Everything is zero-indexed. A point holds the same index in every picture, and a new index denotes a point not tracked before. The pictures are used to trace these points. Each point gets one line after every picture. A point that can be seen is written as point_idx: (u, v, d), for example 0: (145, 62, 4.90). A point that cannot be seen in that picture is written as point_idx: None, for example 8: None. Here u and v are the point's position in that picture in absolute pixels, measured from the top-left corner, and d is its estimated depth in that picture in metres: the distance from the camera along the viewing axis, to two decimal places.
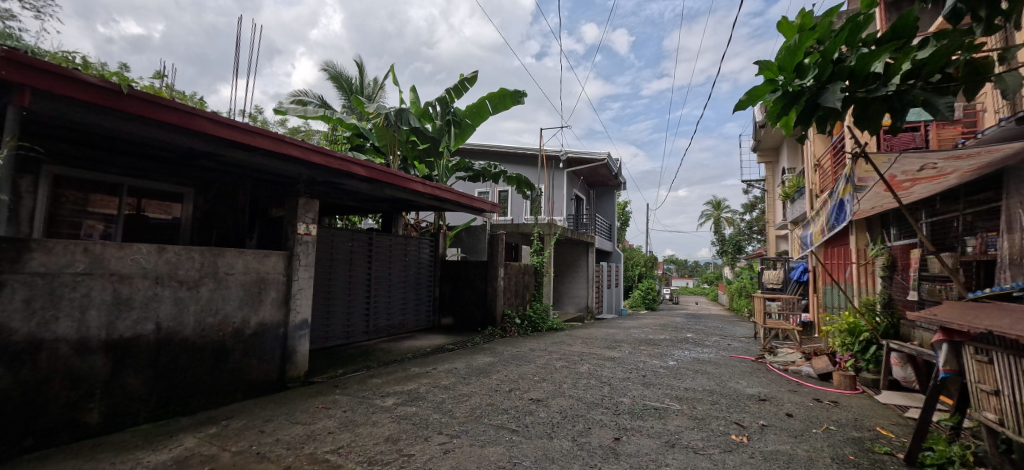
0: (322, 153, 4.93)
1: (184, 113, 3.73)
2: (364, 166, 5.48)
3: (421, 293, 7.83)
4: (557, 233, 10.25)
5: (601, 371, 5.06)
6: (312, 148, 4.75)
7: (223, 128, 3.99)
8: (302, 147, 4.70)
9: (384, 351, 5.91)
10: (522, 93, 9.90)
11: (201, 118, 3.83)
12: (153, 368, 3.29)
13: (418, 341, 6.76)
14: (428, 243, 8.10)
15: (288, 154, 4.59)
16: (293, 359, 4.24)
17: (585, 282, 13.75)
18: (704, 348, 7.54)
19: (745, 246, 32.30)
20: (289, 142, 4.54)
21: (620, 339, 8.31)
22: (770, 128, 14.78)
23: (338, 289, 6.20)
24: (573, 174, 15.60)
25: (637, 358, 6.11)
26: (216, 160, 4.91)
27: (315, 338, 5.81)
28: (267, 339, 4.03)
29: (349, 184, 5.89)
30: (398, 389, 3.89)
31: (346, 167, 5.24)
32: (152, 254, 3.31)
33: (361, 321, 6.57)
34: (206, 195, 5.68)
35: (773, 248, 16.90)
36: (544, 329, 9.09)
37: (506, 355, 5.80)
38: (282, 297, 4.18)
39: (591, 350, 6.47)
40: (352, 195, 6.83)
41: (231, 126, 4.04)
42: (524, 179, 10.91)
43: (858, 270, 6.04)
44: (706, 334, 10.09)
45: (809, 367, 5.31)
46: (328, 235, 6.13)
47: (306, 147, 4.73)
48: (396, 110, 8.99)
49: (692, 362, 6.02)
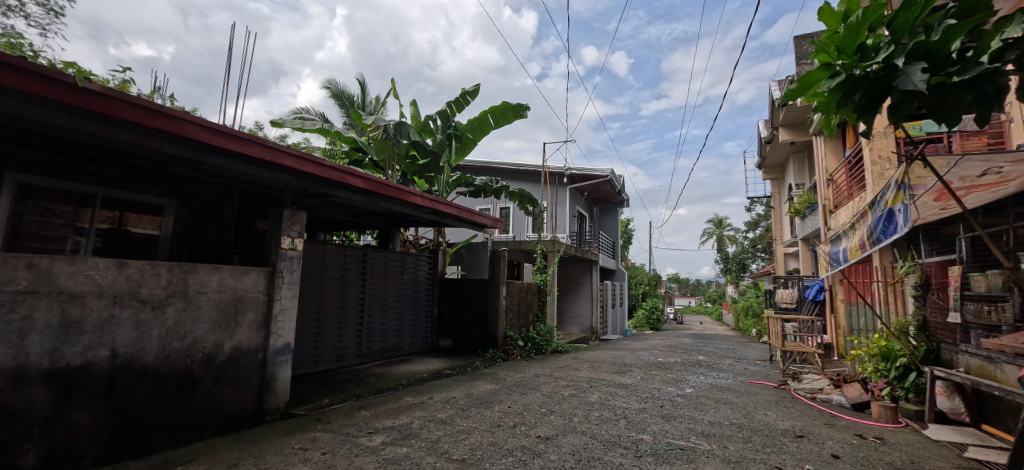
0: (311, 162, 4.56)
1: (154, 113, 3.35)
2: (357, 177, 5.12)
3: (418, 314, 7.41)
4: (561, 250, 9.87)
5: (614, 400, 4.63)
6: (300, 156, 4.39)
7: (198, 130, 3.60)
8: (287, 154, 4.32)
9: (377, 377, 5.47)
10: (524, 106, 9.65)
11: (173, 119, 3.45)
12: (106, 401, 2.90)
13: (414, 366, 6.30)
14: (426, 260, 7.70)
15: (272, 161, 4.21)
16: (273, 388, 3.81)
17: (590, 302, 13.31)
18: (720, 373, 7.08)
19: (749, 265, 31.84)
20: (272, 148, 4.16)
21: (629, 362, 7.85)
22: (776, 144, 14.56)
23: (327, 309, 5.79)
24: (577, 191, 15.31)
25: (650, 384, 5.67)
26: (199, 169, 4.58)
27: (302, 362, 5.38)
28: (242, 366, 3.62)
29: (343, 197, 5.53)
30: (388, 425, 3.46)
31: (338, 178, 4.88)
32: (110, 269, 2.94)
33: (353, 344, 6.13)
34: (189, 207, 5.34)
35: (782, 266, 16.47)
36: (548, 351, 8.62)
37: (509, 382, 5.35)
38: (262, 318, 3.78)
39: (600, 376, 6.03)
40: (346, 208, 6.46)
41: (206, 128, 3.65)
42: (527, 194, 10.57)
43: (887, 289, 5.67)
44: (719, 357, 9.61)
45: (840, 395, 4.92)
46: (319, 251, 5.77)
47: (292, 153, 4.35)
48: (395, 124, 8.84)
49: (710, 390, 5.56)
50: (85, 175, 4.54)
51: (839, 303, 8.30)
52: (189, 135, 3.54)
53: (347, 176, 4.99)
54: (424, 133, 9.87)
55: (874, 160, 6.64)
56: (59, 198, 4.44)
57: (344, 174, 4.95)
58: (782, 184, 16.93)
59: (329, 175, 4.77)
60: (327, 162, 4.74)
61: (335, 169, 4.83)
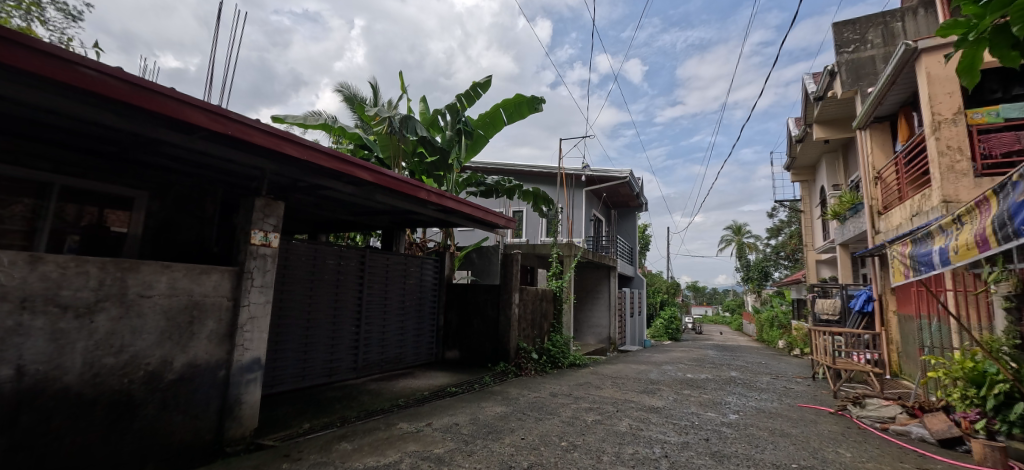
0: (283, 138, 3.67)
1: (66, 64, 2.49)
2: (346, 163, 4.27)
3: (422, 323, 6.75)
4: (578, 254, 9.19)
5: (647, 431, 3.89)
6: (270, 131, 3.51)
7: (129, 91, 2.73)
8: (254, 128, 3.44)
9: (372, 395, 4.80)
10: (539, 99, 9.01)
11: (89, 73, 2.58)
12: (9, 434, 2.26)
13: (416, 381, 5.61)
14: (432, 264, 7.04)
15: (236, 137, 3.35)
16: (237, 413, 3.15)
17: (608, 311, 12.51)
18: (760, 395, 6.28)
19: (771, 273, 30.67)
20: (234, 120, 3.29)
21: (656, 379, 7.09)
22: (808, 143, 13.68)
23: (320, 317, 5.15)
24: (593, 194, 14.61)
25: (685, 408, 4.88)
26: (169, 155, 3.92)
27: (287, 377, 4.73)
28: (198, 386, 2.97)
29: (336, 189, 4.82)
30: (370, 466, 2.79)
31: (322, 162, 4.01)
32: (19, 266, 2.30)
33: (348, 355, 5.48)
34: (164, 200, 4.63)
35: (812, 274, 15.50)
36: (565, 365, 7.87)
37: (524, 404, 4.63)
38: (225, 329, 3.12)
39: (627, 396, 5.29)
40: (339, 203, 5.81)
41: (138, 88, 2.77)
42: (543, 194, 9.86)
43: (967, 300, 4.93)
44: (753, 373, 8.79)
45: (920, 427, 4.34)
46: (312, 250, 5.14)
47: (261, 127, 3.48)
48: (401, 117, 8.26)
49: (758, 417, 4.74)
50: (40, 161, 3.85)
51: (891, 315, 8.15)
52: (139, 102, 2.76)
53: (333, 159, 4.14)
54: (433, 130, 9.35)
55: (942, 153, 5.98)
56: (13, 187, 3.75)
57: (328, 158, 4.08)
58: (811, 187, 16.00)
59: (310, 158, 3.89)
60: (306, 140, 3.85)
61: (317, 150, 3.95)
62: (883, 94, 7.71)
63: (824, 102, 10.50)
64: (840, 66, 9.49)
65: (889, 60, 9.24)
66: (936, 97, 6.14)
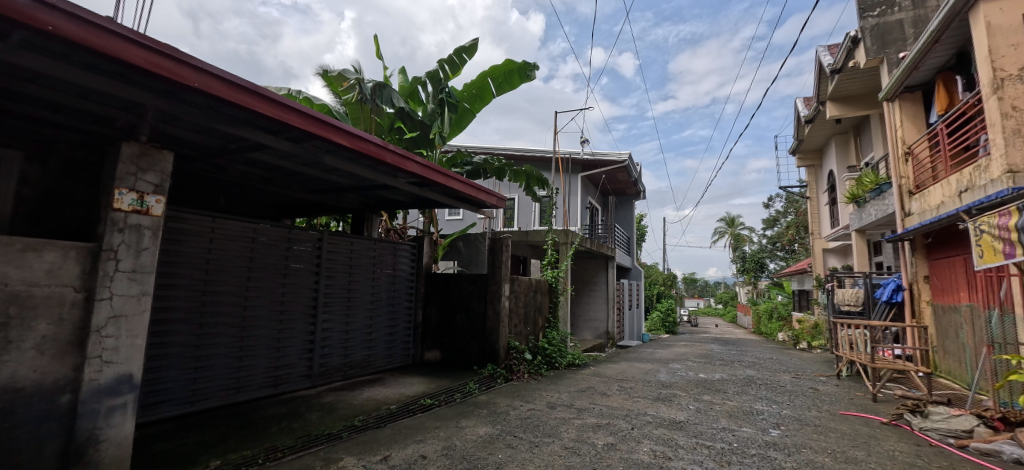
0: (158, 53, 2.47)
1: None
2: (272, 104, 3.05)
3: (396, 320, 5.74)
4: (574, 241, 8.33)
5: (677, 460, 2.97)
6: (130, 37, 2.31)
7: None
8: (112, 35, 2.27)
9: (323, 411, 3.77)
10: (531, 66, 7.98)
11: None
12: None
13: (384, 390, 4.58)
14: (408, 250, 6.05)
15: (73, 40, 2.15)
16: (92, 456, 2.19)
17: (606, 304, 11.61)
18: (790, 399, 5.41)
19: (767, 264, 30.02)
20: (57, 8, 2.09)
21: (667, 381, 6.19)
22: (818, 124, 12.84)
23: (259, 313, 4.13)
24: (589, 179, 13.63)
25: (714, 423, 3.95)
26: (26, 99, 2.81)
27: (214, 391, 3.72)
28: (21, 418, 2.03)
29: (274, 150, 3.74)
30: None
31: (229, 98, 2.79)
32: None
33: (301, 361, 4.47)
34: (47, 164, 3.57)
35: (819, 265, 14.74)
36: (563, 365, 6.92)
37: (516, 422, 3.64)
38: (69, 334, 2.17)
39: (641, 407, 4.34)
40: (289, 172, 4.77)
41: None
42: (536, 173, 8.86)
43: None
44: (770, 371, 7.93)
45: (1015, 446, 3.47)
46: (249, 230, 4.10)
47: (111, 28, 2.26)
48: (374, 85, 7.03)
49: (806, 434, 3.81)
50: None
51: (924, 307, 7.36)
52: (15, 15, 1.96)
53: (251, 97, 2.94)
54: (414, 103, 8.36)
55: (1006, 115, 5.08)
56: None
57: (243, 94, 2.87)
58: (819, 173, 15.20)
59: (210, 90, 2.68)
60: (199, 60, 2.66)
61: (218, 78, 2.74)
62: (920, 56, 6.85)
63: (843, 74, 9.70)
64: (864, 33, 8.55)
65: (919, 24, 8.31)
66: (997, 50, 5.23)
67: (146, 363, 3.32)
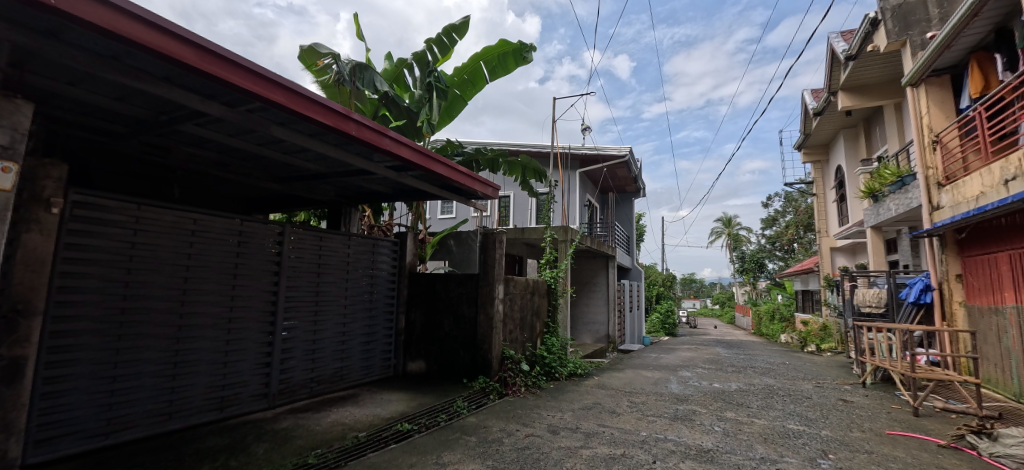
0: None
1: None
2: (185, 46, 2.30)
3: (374, 327, 5.05)
4: (574, 239, 7.71)
5: None
6: None
7: None
8: None
9: (274, 443, 3.08)
10: (528, 48, 7.31)
11: None
12: None
13: (355, 411, 3.90)
14: (388, 247, 5.35)
15: None
16: None
17: (605, 306, 10.95)
18: (820, 414, 4.79)
19: (766, 264, 29.46)
20: None
21: (680, 394, 5.52)
22: (827, 116, 12.25)
23: (202, 322, 3.44)
24: (588, 175, 12.98)
25: (750, 452, 3.27)
26: None
27: (139, 418, 3.06)
28: None
29: (213, 118, 3.07)
30: None
31: (122, 33, 2.06)
32: None
33: (254, 377, 3.78)
34: None
35: (827, 264, 14.17)
36: (562, 375, 6.25)
37: (511, 456, 2.95)
38: None
39: (658, 431, 3.66)
40: (245, 154, 4.09)
41: None
42: (533, 165, 8.13)
43: None
44: (787, 378, 7.31)
45: None
46: (188, 221, 3.41)
47: None
48: (354, 65, 6.26)
49: (863, 466, 3.15)
50: None
51: (956, 309, 6.72)
52: None
53: (151, 34, 2.19)
54: (400, 89, 7.65)
55: None
56: None
57: (143, 31, 2.15)
58: (826, 169, 14.64)
59: (84, 16, 1.94)
60: None
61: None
62: (954, 34, 6.26)
63: (860, 60, 9.09)
64: (885, 14, 7.93)
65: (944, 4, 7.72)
66: None
67: (43, 388, 2.63)
